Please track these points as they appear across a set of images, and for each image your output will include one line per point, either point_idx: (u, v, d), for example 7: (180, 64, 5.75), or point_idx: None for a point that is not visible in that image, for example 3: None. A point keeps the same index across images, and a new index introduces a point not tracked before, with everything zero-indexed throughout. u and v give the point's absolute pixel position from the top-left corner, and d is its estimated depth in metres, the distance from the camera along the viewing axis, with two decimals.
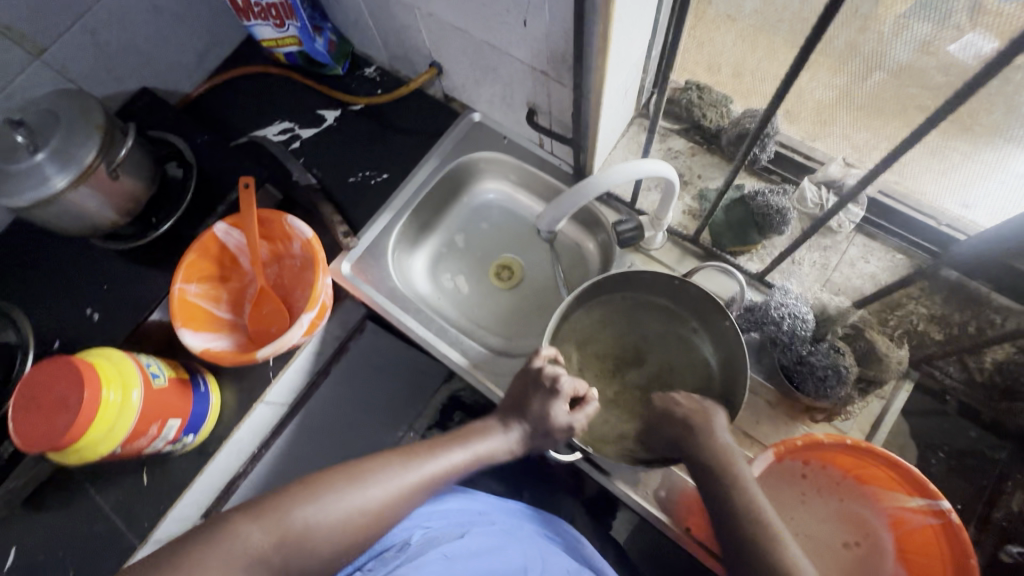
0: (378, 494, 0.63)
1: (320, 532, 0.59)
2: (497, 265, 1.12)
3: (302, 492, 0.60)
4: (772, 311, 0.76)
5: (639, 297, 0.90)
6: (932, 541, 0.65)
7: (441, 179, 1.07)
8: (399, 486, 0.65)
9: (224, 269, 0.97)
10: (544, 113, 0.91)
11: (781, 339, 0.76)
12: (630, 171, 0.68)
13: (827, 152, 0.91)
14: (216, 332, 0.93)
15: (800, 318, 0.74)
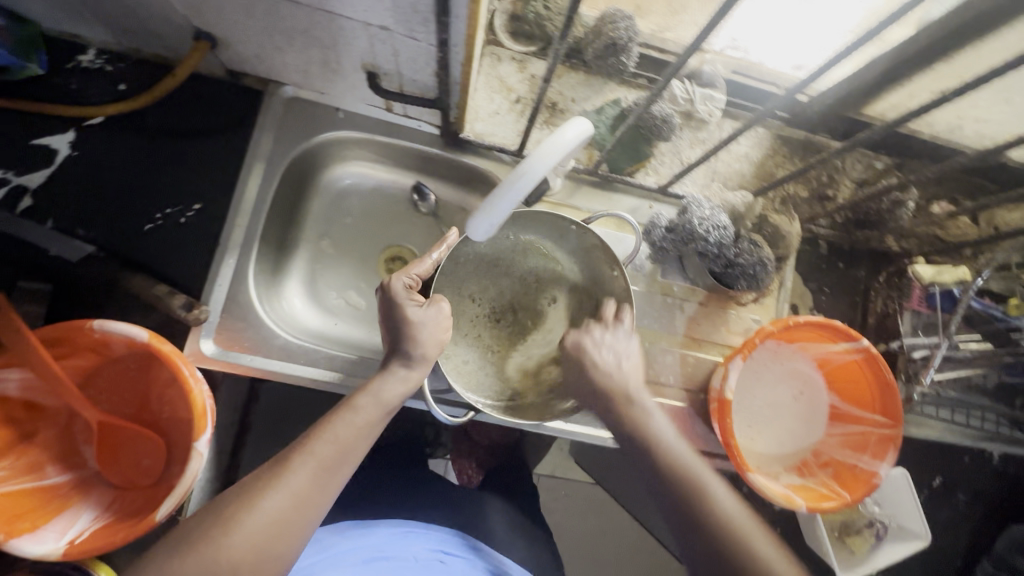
0: (276, 497, 0.53)
1: (233, 563, 0.50)
2: (385, 259, 0.94)
3: (195, 532, 0.51)
4: (698, 227, 0.77)
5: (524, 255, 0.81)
6: (859, 370, 0.79)
7: (278, 186, 0.81)
8: (300, 475, 0.55)
9: (20, 424, 0.68)
10: (390, 75, 0.72)
11: (710, 250, 0.78)
12: (561, 145, 0.57)
13: (680, 41, 0.89)
14: (68, 508, 0.66)
15: (721, 227, 0.77)
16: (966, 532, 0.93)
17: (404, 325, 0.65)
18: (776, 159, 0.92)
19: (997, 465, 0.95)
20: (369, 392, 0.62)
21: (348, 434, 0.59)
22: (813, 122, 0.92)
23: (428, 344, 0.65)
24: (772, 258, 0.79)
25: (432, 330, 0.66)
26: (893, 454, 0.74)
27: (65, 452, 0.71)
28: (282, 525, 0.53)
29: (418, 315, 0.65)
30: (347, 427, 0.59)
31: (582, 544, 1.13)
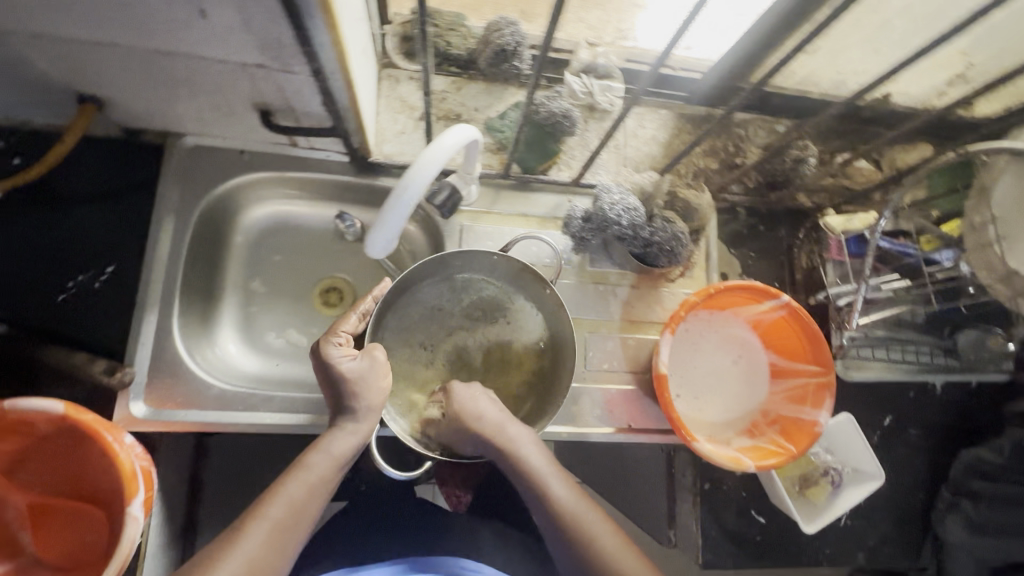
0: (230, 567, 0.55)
1: None
2: (319, 292, 0.93)
3: None
4: (609, 213, 0.80)
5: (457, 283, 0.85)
6: (789, 328, 0.81)
7: (192, 237, 0.81)
8: (252, 545, 0.56)
9: None
10: (283, 111, 0.72)
11: (626, 234, 0.81)
12: (439, 152, 0.58)
13: (571, 39, 0.93)
14: None
15: (632, 209, 0.80)
16: (925, 464, 0.95)
17: (343, 381, 0.66)
18: (681, 136, 0.96)
19: (941, 395, 0.98)
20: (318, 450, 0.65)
21: (300, 492, 0.62)
22: (711, 96, 0.95)
23: (371, 395, 0.67)
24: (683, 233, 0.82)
25: (373, 380, 0.68)
26: (829, 402, 0.76)
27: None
28: None
29: (355, 369, 0.66)
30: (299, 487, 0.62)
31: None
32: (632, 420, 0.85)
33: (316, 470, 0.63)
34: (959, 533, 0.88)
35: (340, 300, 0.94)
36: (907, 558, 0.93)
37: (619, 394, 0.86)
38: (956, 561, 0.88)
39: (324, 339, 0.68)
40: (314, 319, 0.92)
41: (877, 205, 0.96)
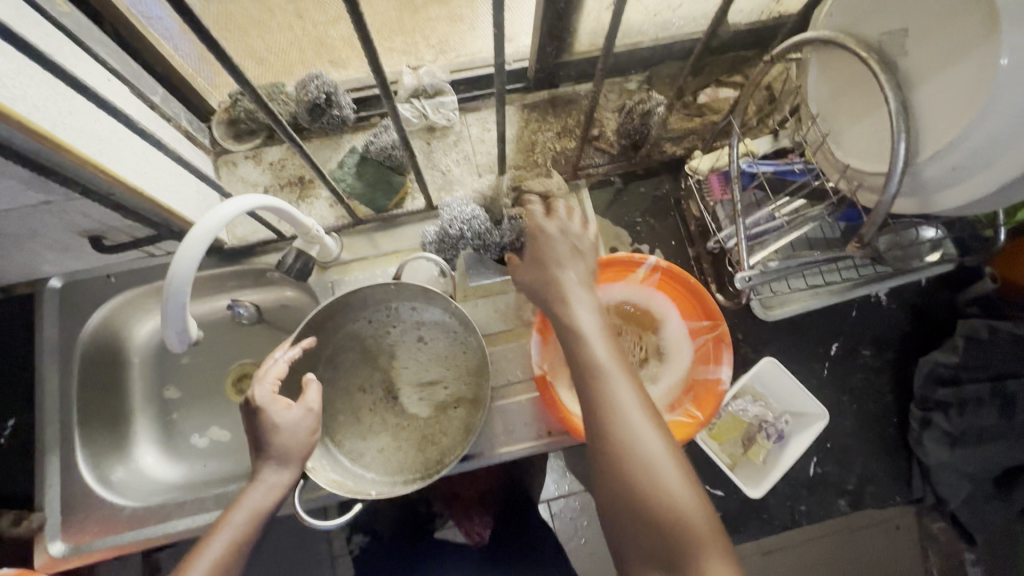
0: None
1: None
2: (230, 382, 0.90)
3: None
4: (451, 228, 0.78)
5: (352, 336, 0.82)
6: (671, 288, 0.77)
7: (82, 373, 0.83)
8: None
9: None
10: (110, 232, 0.74)
11: (475, 243, 0.79)
12: (208, 227, 0.56)
13: (393, 70, 0.92)
14: None
15: (472, 219, 0.77)
16: (889, 385, 0.87)
17: (266, 432, 0.61)
18: (530, 127, 0.94)
19: (887, 305, 0.89)
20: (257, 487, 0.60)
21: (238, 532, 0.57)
22: (546, 78, 0.92)
23: (294, 448, 0.62)
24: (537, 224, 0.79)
25: (299, 432, 0.62)
26: (728, 354, 0.70)
27: None
28: None
29: (283, 418, 0.62)
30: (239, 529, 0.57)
31: (594, 555, 1.08)
32: (550, 426, 0.81)
33: (239, 528, 0.58)
34: (938, 451, 0.79)
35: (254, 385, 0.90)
36: (897, 490, 0.84)
37: (533, 404, 0.82)
38: (943, 482, 0.79)
39: (260, 389, 0.62)
40: (229, 412, 0.90)
41: (753, 131, 0.89)
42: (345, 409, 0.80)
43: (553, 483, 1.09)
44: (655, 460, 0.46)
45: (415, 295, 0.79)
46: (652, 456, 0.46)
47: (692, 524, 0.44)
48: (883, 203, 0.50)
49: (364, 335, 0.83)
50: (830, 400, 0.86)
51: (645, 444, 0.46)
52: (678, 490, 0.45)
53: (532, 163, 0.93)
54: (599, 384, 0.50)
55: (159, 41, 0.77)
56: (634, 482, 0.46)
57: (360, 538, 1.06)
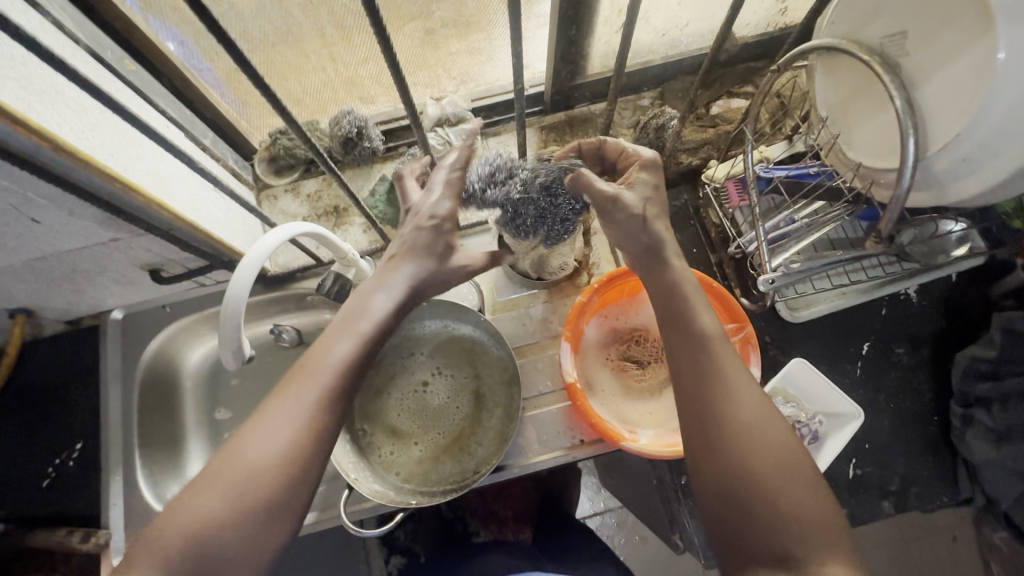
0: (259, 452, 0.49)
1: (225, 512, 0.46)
2: None
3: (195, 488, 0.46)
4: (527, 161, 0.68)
5: (384, 353, 0.86)
6: None
7: (141, 397, 0.89)
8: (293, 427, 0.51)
9: None
10: (168, 264, 0.81)
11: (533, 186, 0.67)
12: (259, 253, 0.61)
13: (418, 103, 0.98)
14: None
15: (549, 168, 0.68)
16: (926, 382, 0.86)
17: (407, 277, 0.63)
18: (550, 146, 0.98)
19: (918, 301, 0.89)
20: (295, 436, 0.50)
21: (261, 481, 0.48)
22: (561, 101, 0.97)
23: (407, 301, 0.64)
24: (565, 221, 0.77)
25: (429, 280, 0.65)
26: (756, 355, 0.72)
27: None
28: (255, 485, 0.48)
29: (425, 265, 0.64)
30: (258, 479, 0.48)
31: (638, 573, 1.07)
32: (582, 434, 0.83)
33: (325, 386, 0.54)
34: (983, 448, 0.77)
35: None
36: (944, 491, 0.82)
37: (565, 412, 0.84)
38: (991, 481, 0.77)
39: (349, 336, 0.58)
40: None
41: (767, 137, 0.91)
42: (386, 422, 0.83)
43: (588, 501, 1.11)
44: (773, 433, 0.47)
45: (447, 310, 0.84)
46: (769, 428, 0.48)
47: (815, 507, 0.44)
48: (900, 196, 0.51)
49: (396, 352, 0.87)
50: (865, 400, 0.86)
51: (764, 430, 0.48)
52: (801, 480, 0.45)
53: None
54: (711, 355, 0.53)
55: (208, 90, 0.84)
56: (750, 449, 0.47)
57: (400, 560, 1.07)
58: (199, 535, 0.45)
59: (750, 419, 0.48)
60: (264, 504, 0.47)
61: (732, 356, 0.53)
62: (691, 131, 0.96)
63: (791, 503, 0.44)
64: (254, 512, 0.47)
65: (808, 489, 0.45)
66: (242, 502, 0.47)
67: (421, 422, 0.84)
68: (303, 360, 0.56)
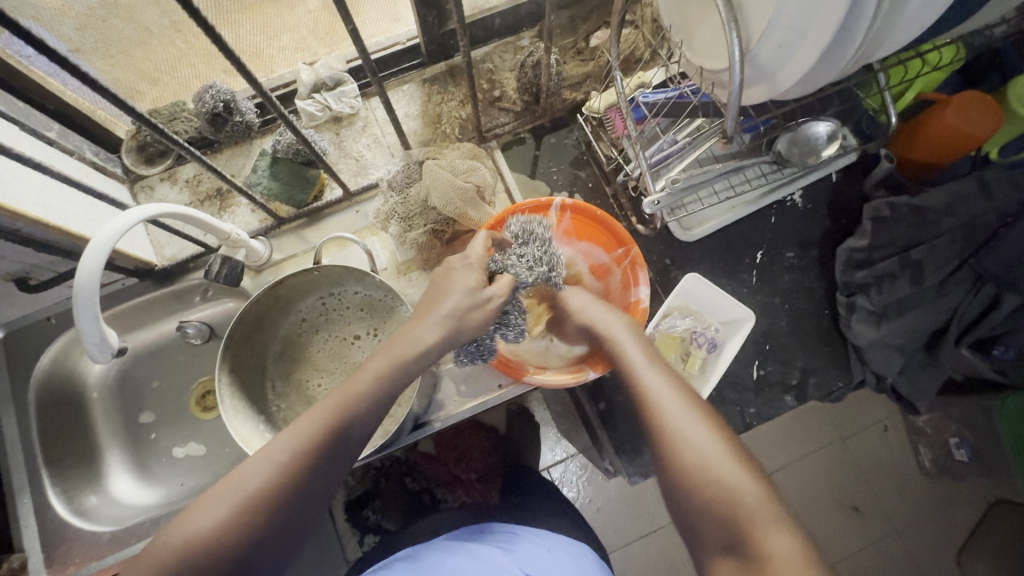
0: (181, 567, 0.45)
1: None
2: (194, 395, 0.93)
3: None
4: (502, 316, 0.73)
5: (289, 330, 0.85)
6: (581, 225, 0.80)
7: (40, 417, 0.84)
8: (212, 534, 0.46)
9: None
10: (35, 271, 0.77)
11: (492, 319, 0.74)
12: (106, 238, 0.58)
13: (290, 70, 0.94)
14: None
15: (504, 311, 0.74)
16: (817, 280, 0.90)
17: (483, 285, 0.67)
18: (434, 99, 0.96)
19: (803, 205, 0.92)
20: (280, 460, 0.50)
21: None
22: (438, 50, 0.94)
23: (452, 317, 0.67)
24: (433, 162, 0.81)
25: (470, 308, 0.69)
26: (643, 274, 0.74)
27: None
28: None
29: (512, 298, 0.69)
30: (225, 523, 0.47)
31: (601, 508, 1.18)
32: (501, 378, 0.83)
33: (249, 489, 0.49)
34: (864, 330, 0.82)
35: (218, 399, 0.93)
36: (840, 378, 0.87)
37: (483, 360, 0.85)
38: (876, 359, 0.82)
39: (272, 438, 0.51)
40: (197, 425, 0.92)
41: (645, 63, 0.92)
42: (303, 399, 0.84)
43: (550, 452, 1.18)
44: (707, 436, 0.50)
45: (344, 278, 0.82)
46: (708, 440, 0.49)
47: (768, 513, 0.45)
48: (733, 90, 0.53)
49: (300, 330, 0.86)
50: (763, 305, 0.90)
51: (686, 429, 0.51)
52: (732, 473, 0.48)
53: (441, 132, 0.95)
54: (643, 377, 0.56)
55: (46, 79, 0.78)
56: (696, 470, 0.49)
57: (372, 539, 1.08)
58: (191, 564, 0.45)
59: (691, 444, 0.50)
60: (261, 526, 0.48)
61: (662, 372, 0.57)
62: (573, 67, 0.96)
63: (751, 524, 0.45)
64: (253, 531, 0.47)
65: (754, 492, 0.47)
66: (232, 530, 0.47)
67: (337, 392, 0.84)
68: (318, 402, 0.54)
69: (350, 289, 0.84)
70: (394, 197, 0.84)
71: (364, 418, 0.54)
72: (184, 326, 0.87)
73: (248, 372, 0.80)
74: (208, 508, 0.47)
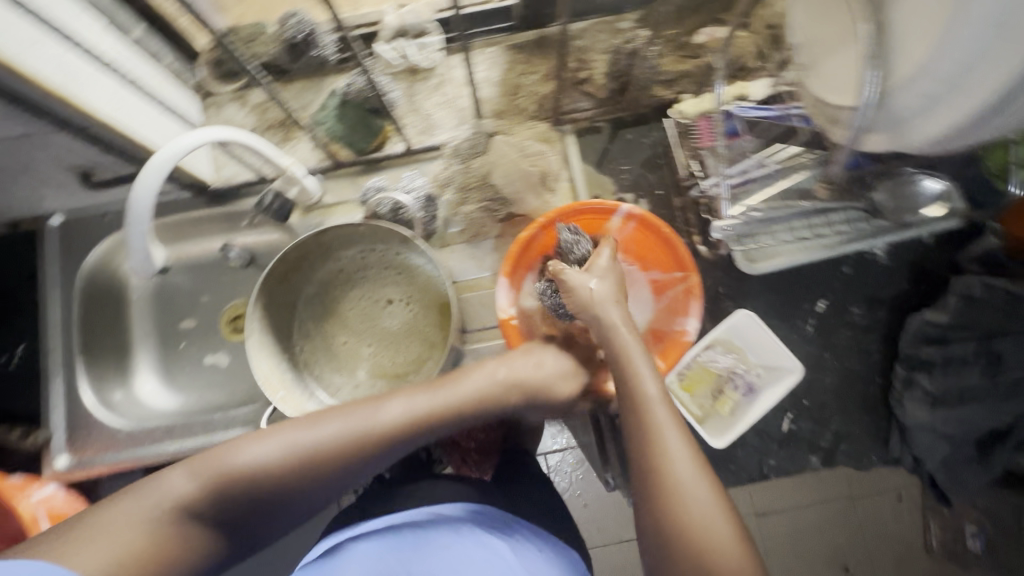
0: (281, 451, 0.54)
1: (261, 470, 0.53)
2: (228, 317, 0.92)
3: (233, 449, 0.54)
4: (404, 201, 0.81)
5: (323, 277, 0.85)
6: (645, 236, 0.76)
7: (83, 305, 0.88)
8: (317, 443, 0.55)
9: None
10: (99, 169, 0.77)
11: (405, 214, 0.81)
12: (168, 155, 0.59)
13: (376, 9, 0.90)
14: None
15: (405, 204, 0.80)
16: (874, 344, 0.84)
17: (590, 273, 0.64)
18: (516, 67, 0.91)
19: (883, 261, 0.85)
20: (197, 480, 0.52)
21: (269, 481, 0.54)
22: (532, 16, 0.88)
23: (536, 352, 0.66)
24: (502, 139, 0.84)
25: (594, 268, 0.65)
26: (695, 306, 0.71)
27: None
28: (271, 476, 0.54)
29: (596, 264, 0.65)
30: (132, 530, 0.49)
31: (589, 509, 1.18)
32: None
33: (357, 420, 0.57)
34: (919, 413, 0.76)
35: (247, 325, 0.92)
36: (873, 449, 0.82)
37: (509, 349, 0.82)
38: (919, 441, 0.77)
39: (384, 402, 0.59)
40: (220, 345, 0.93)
41: (746, 74, 0.85)
42: (325, 345, 0.85)
43: (551, 439, 1.14)
44: (695, 489, 0.49)
45: (390, 236, 0.81)
46: (698, 492, 0.49)
47: (731, 546, 0.47)
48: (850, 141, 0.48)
49: (333, 278, 0.86)
50: (810, 356, 0.84)
51: (669, 441, 0.52)
52: (704, 502, 0.49)
53: (516, 105, 0.90)
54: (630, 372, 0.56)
55: None
56: (669, 491, 0.50)
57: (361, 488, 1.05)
58: (255, 481, 0.54)
59: (677, 469, 0.50)
60: (244, 505, 0.54)
61: (665, 407, 0.54)
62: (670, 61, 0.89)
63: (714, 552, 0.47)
64: (353, 456, 0.56)
65: (722, 525, 0.48)
66: (210, 506, 0.52)
67: (359, 346, 0.85)
68: (338, 415, 0.57)
69: (390, 249, 0.83)
70: (456, 163, 0.84)
71: (311, 472, 0.55)
72: (227, 248, 0.88)
73: (279, 311, 0.81)
74: (120, 522, 0.49)
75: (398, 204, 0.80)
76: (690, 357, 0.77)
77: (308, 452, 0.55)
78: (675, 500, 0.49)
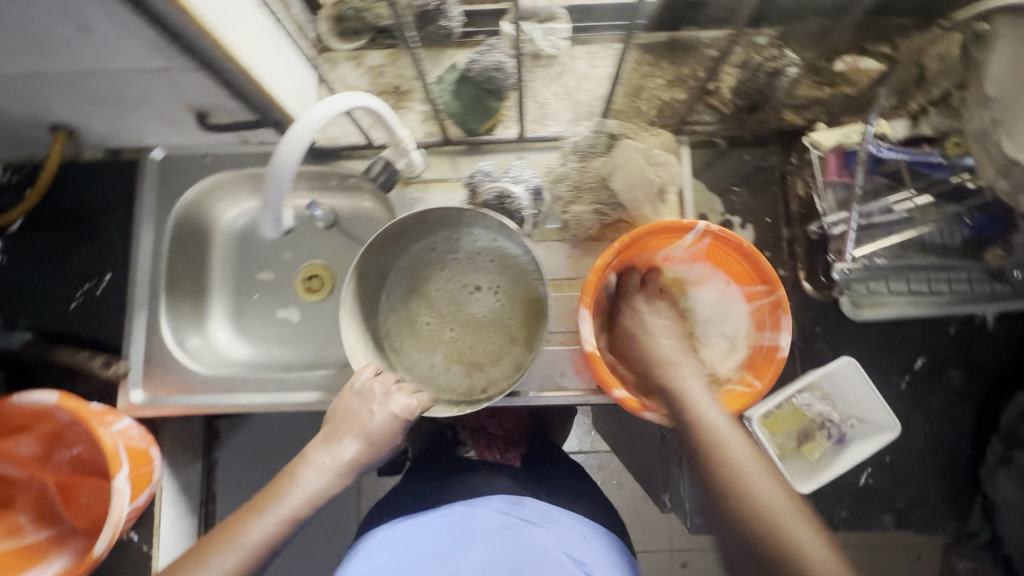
0: (258, 534, 0.63)
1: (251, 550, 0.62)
2: (302, 276, 0.92)
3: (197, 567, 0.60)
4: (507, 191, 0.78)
5: (416, 253, 0.84)
6: (729, 255, 0.73)
7: (173, 243, 0.87)
8: (279, 520, 0.64)
9: (40, 442, 0.79)
10: (217, 111, 0.76)
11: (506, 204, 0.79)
12: (317, 116, 0.58)
13: None
14: (77, 493, 0.80)
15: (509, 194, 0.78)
16: (970, 412, 0.81)
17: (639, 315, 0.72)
18: (641, 68, 0.87)
19: (993, 329, 0.82)
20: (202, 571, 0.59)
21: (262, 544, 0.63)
22: (668, 17, 0.85)
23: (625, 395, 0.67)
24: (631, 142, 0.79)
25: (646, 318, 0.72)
26: (787, 320, 0.68)
27: (44, 455, 0.80)
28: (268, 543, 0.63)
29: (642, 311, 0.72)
30: None
31: None
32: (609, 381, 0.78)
33: (315, 464, 0.68)
34: (1012, 492, 0.73)
35: (321, 286, 0.92)
36: (950, 518, 0.80)
37: None
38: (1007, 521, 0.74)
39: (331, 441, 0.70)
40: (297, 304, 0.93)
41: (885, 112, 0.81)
42: (407, 322, 0.83)
43: (576, 438, 1.10)
44: (778, 504, 0.54)
45: (494, 223, 0.79)
46: (782, 507, 0.54)
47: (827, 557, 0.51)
48: None
49: (425, 256, 0.84)
50: (901, 414, 0.81)
51: (746, 472, 0.56)
52: (788, 518, 0.53)
53: (635, 107, 0.87)
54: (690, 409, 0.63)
55: None
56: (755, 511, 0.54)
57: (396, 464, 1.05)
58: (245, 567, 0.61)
59: (758, 491, 0.55)
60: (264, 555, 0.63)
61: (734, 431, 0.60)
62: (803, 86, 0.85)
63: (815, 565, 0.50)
64: (328, 485, 0.68)
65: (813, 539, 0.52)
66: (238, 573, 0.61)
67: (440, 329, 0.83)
68: (282, 485, 0.67)
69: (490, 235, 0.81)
70: (574, 160, 0.80)
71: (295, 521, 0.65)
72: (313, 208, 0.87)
73: (369, 280, 0.80)
74: None
75: (507, 193, 0.78)
76: (786, 398, 0.75)
77: (274, 526, 0.64)
78: (765, 520, 0.53)
